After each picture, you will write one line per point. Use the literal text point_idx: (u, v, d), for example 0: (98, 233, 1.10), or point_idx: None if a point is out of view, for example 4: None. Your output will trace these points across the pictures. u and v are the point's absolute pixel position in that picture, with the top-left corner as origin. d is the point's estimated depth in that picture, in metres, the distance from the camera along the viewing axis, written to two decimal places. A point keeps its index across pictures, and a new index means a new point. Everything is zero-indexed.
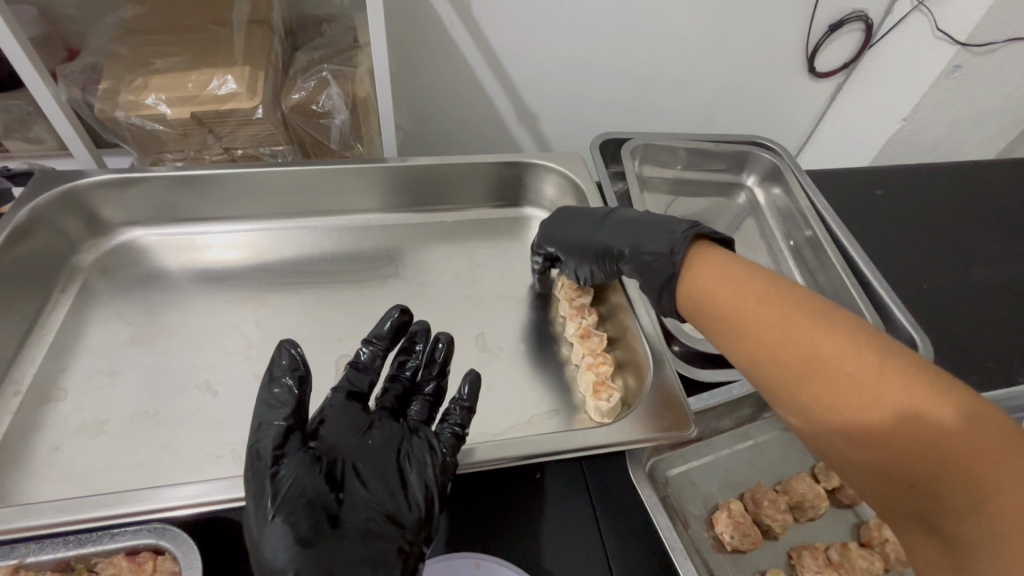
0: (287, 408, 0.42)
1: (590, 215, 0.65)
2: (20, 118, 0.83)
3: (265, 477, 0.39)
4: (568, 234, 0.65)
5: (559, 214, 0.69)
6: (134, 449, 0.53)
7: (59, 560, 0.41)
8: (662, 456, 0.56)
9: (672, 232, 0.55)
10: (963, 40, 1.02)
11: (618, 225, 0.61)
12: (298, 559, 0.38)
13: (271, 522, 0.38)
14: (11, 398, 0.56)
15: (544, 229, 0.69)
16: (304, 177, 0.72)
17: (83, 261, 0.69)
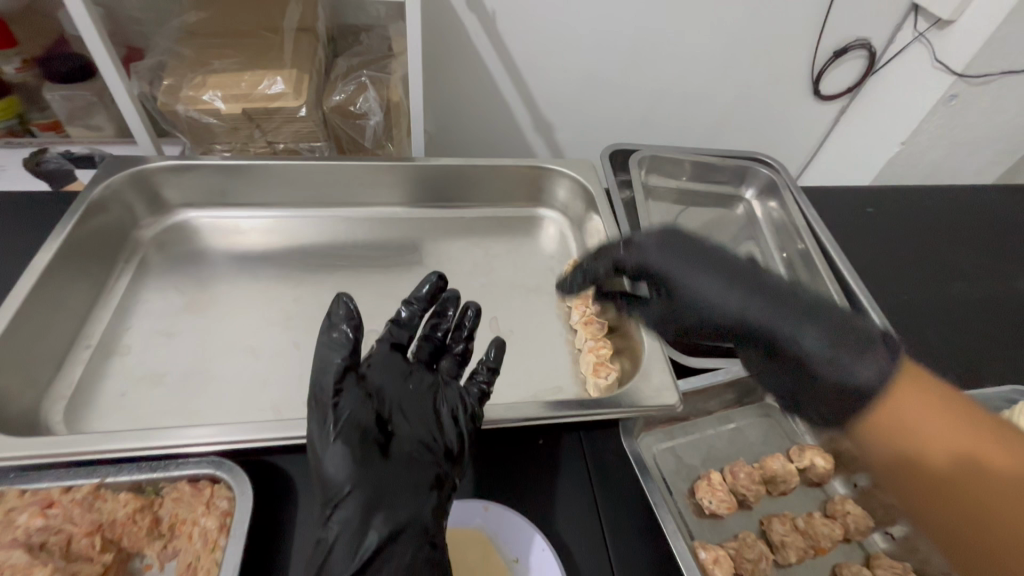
0: (346, 350, 0.49)
1: (723, 267, 0.56)
2: (84, 107, 0.94)
3: (328, 405, 0.46)
4: (688, 278, 0.56)
5: (671, 237, 0.59)
6: (190, 399, 0.61)
7: (134, 482, 0.48)
8: (650, 430, 0.63)
9: (862, 336, 0.48)
10: (960, 71, 1.07)
11: (770, 295, 0.53)
12: (354, 476, 0.45)
13: (331, 444, 0.45)
14: (84, 349, 0.64)
15: (653, 261, 0.58)
16: (340, 171, 0.80)
17: (142, 236, 0.77)
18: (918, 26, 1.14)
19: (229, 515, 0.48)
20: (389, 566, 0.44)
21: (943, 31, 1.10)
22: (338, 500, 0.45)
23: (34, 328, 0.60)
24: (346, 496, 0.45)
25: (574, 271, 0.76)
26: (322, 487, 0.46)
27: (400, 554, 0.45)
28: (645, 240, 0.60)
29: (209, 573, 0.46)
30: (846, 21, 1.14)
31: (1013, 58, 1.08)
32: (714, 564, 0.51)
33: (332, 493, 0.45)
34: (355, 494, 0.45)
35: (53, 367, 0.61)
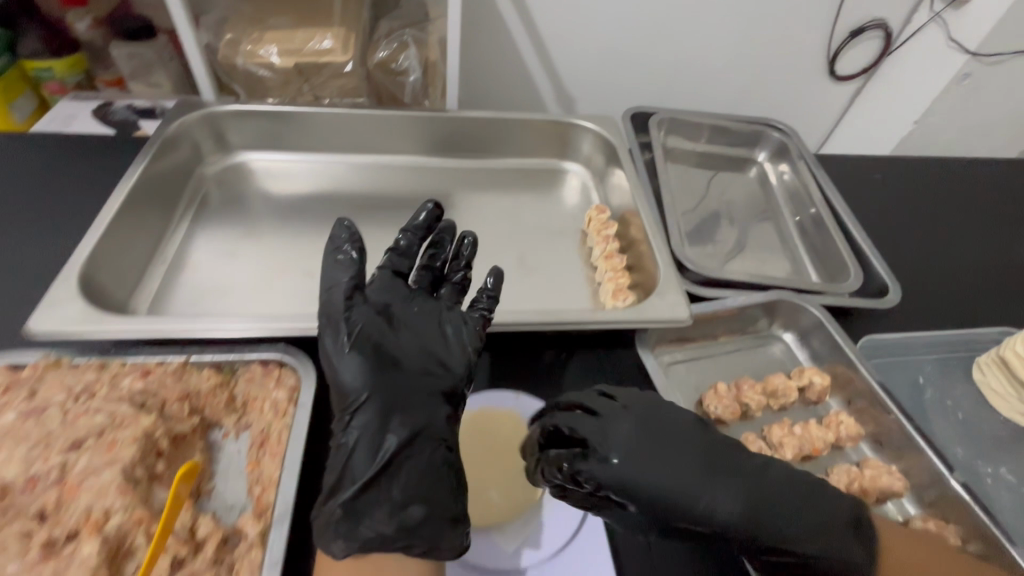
0: (353, 274, 0.54)
1: (709, 474, 0.47)
2: (145, 65, 0.97)
3: (340, 320, 0.52)
4: (664, 486, 0.46)
5: (644, 417, 0.50)
6: (255, 304, 0.69)
7: (214, 363, 0.56)
8: (664, 349, 0.70)
9: (837, 502, 0.48)
10: (973, 49, 1.11)
11: (743, 470, 0.48)
12: (368, 384, 0.49)
13: (344, 354, 0.50)
14: (160, 264, 0.72)
15: (624, 447, 0.48)
16: (383, 120, 0.88)
17: (207, 171, 0.86)
18: (933, 7, 1.17)
19: (297, 391, 0.56)
20: (410, 463, 0.47)
21: (959, 11, 1.13)
22: (355, 406, 0.49)
23: (120, 240, 0.67)
24: (363, 401, 0.48)
25: (596, 215, 0.82)
26: (339, 396, 0.50)
27: (416, 453, 0.48)
28: (614, 410, 0.51)
29: (281, 434, 0.53)
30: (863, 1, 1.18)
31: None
32: None
33: (351, 399, 0.49)
34: (370, 399, 0.49)
35: (136, 277, 0.69)
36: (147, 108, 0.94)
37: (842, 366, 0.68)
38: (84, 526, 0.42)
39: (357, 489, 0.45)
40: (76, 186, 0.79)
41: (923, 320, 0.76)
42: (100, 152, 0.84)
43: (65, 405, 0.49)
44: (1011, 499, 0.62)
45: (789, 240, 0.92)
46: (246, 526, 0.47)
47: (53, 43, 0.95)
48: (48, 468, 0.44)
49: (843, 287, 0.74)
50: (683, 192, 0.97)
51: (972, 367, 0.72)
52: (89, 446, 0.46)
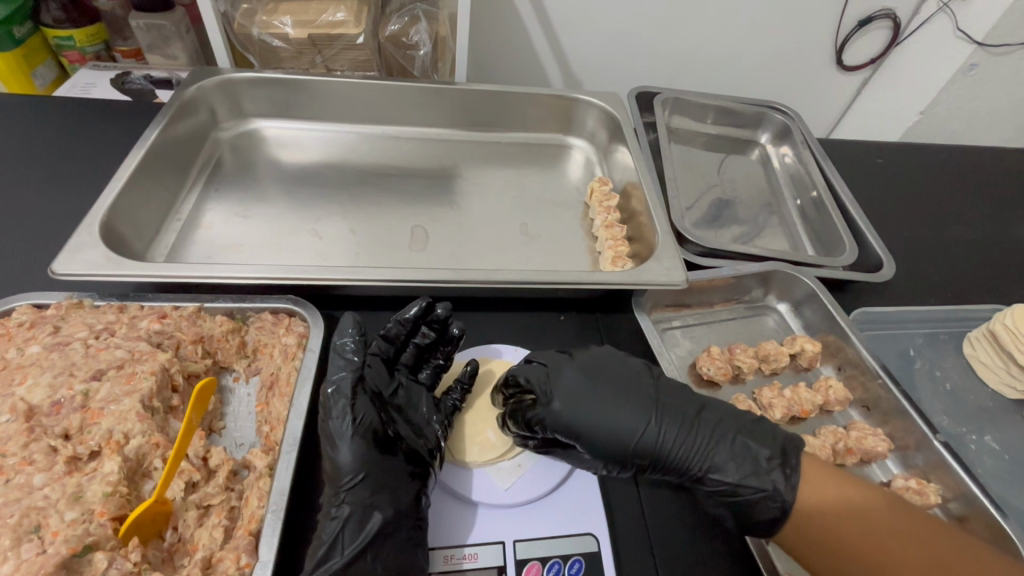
0: (353, 365, 0.53)
1: (641, 420, 0.53)
2: (162, 37, 0.97)
3: (346, 403, 0.51)
4: (595, 427, 0.52)
5: (586, 368, 0.56)
6: (268, 259, 0.73)
7: (227, 309, 0.59)
8: (660, 314, 0.72)
9: (775, 439, 0.52)
10: (980, 40, 1.08)
11: (675, 413, 0.53)
12: (365, 466, 0.49)
13: (346, 436, 0.50)
14: (176, 222, 0.75)
15: (562, 393, 0.54)
16: (393, 92, 0.90)
17: (221, 136, 0.89)
18: None
19: (306, 336, 0.58)
20: (388, 544, 0.46)
21: (967, 1, 1.10)
22: (349, 486, 0.48)
23: (138, 195, 0.70)
24: (358, 481, 0.48)
25: (598, 186, 0.84)
26: (334, 476, 0.49)
27: (398, 530, 0.47)
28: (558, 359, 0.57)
29: (290, 375, 0.55)
30: None
31: None
32: None
33: (344, 480, 0.48)
34: (365, 481, 0.48)
35: (153, 230, 0.72)
36: (163, 78, 0.95)
37: (833, 335, 0.70)
38: (105, 446, 0.44)
39: (344, 562, 0.45)
40: (97, 147, 0.82)
41: (911, 297, 0.78)
42: (120, 116, 0.87)
43: (87, 340, 0.52)
44: (993, 463, 0.65)
45: (787, 218, 0.94)
46: (255, 460, 0.49)
47: (72, 13, 0.95)
48: (72, 395, 0.47)
49: (839, 261, 0.76)
50: (685, 170, 0.98)
51: (962, 342, 0.75)
52: (110, 377, 0.49)
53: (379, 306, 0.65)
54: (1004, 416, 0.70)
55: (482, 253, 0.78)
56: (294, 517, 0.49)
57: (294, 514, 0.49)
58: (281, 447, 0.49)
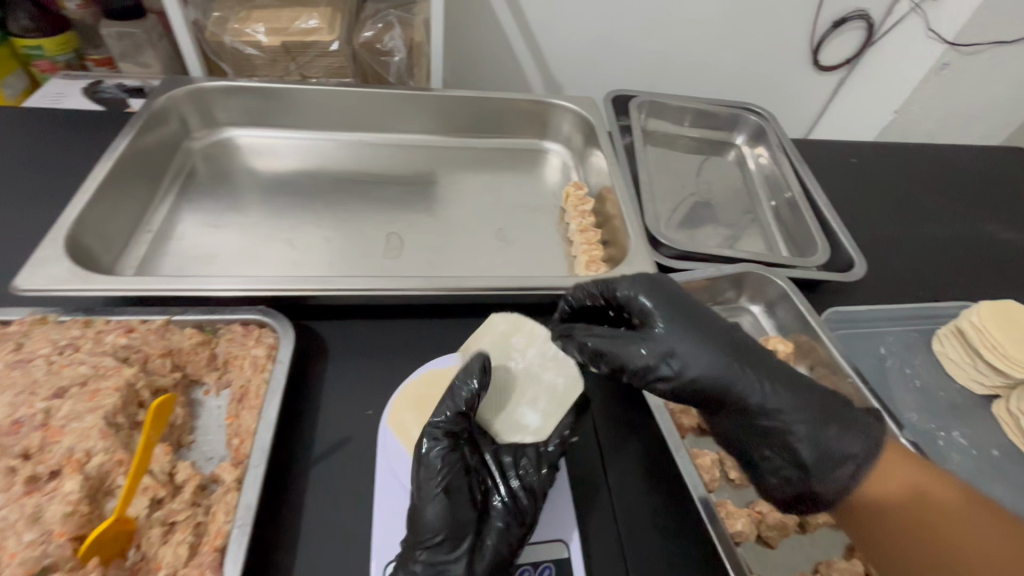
0: (457, 420, 0.51)
1: (719, 348, 0.51)
2: (134, 45, 0.96)
3: (432, 459, 0.49)
4: (684, 347, 0.51)
5: (659, 289, 0.56)
6: (241, 269, 0.72)
7: (196, 321, 0.58)
8: None
9: (858, 424, 0.50)
10: (951, 40, 1.09)
11: (732, 377, 0.51)
12: (448, 526, 0.46)
13: (434, 493, 0.47)
14: (146, 234, 0.75)
15: (653, 316, 0.53)
16: (367, 99, 0.90)
17: (193, 146, 0.89)
18: None
19: (276, 348, 0.57)
20: None
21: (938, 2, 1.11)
22: (428, 545, 0.45)
23: (107, 208, 0.70)
24: (437, 541, 0.45)
25: (574, 190, 0.85)
26: (413, 532, 0.46)
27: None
28: (643, 281, 0.56)
29: (259, 388, 0.54)
30: None
31: (1005, 28, 1.09)
32: (681, 414, 0.62)
33: (425, 539, 0.45)
34: (445, 544, 0.46)
35: (121, 243, 0.72)
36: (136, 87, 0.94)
37: (805, 335, 0.70)
38: (66, 465, 0.44)
39: None
40: (66, 159, 0.81)
41: (882, 296, 0.79)
42: (91, 127, 0.86)
43: (50, 357, 0.51)
44: (961, 459, 0.66)
45: (762, 219, 0.95)
46: (224, 474, 0.49)
47: (42, 21, 0.94)
48: (33, 413, 0.47)
49: (810, 261, 0.77)
50: (661, 172, 0.99)
51: (931, 339, 0.76)
52: (73, 394, 0.48)
53: (352, 315, 0.65)
54: (973, 411, 0.71)
55: (458, 259, 0.78)
56: (262, 529, 0.49)
57: (262, 527, 0.49)
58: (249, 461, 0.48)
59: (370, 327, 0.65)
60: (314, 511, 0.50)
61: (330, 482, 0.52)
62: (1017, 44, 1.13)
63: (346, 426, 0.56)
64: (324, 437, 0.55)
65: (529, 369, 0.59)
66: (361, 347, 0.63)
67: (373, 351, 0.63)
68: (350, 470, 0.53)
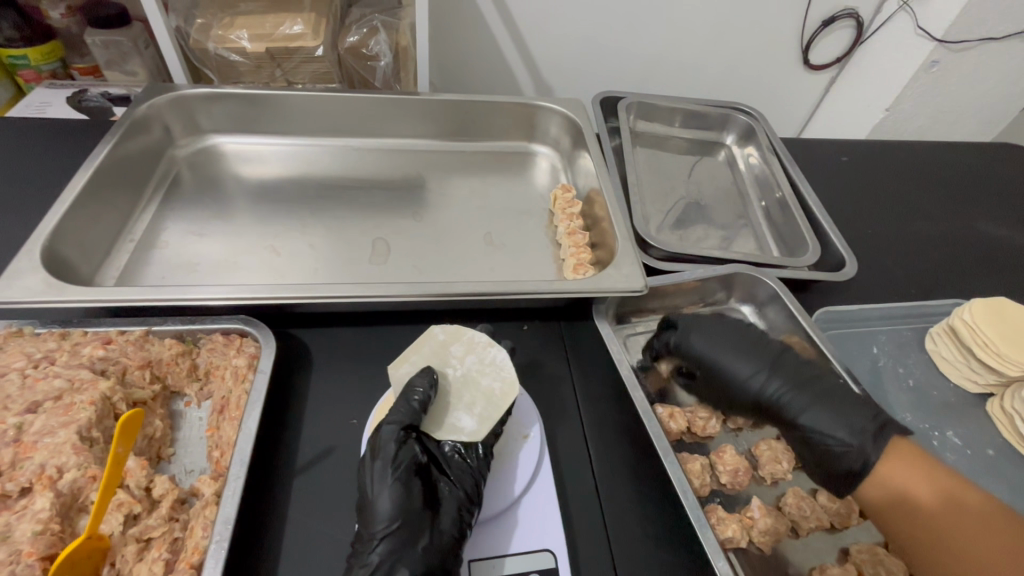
0: (412, 412, 0.51)
1: (777, 374, 0.61)
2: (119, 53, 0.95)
3: (390, 450, 0.49)
4: (724, 384, 0.62)
5: (714, 329, 0.65)
6: (224, 277, 0.71)
7: (176, 332, 0.57)
8: (624, 321, 0.72)
9: (856, 412, 0.57)
10: (940, 37, 1.08)
11: (798, 382, 0.60)
12: (399, 514, 0.45)
13: (386, 481, 0.47)
14: (128, 243, 0.74)
15: (699, 352, 0.63)
16: (353, 104, 0.89)
17: (178, 154, 0.88)
18: None
19: (257, 357, 0.56)
20: None
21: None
22: (383, 535, 0.44)
23: (86, 218, 0.69)
24: (391, 531, 0.44)
25: (562, 193, 0.84)
26: (369, 523, 0.45)
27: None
28: (691, 326, 0.65)
29: (240, 399, 0.53)
30: None
31: (994, 25, 1.08)
32: (670, 418, 0.60)
33: (377, 529, 0.45)
34: (397, 534, 0.44)
35: (102, 252, 0.71)
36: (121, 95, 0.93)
37: (797, 336, 0.69)
38: (36, 482, 0.43)
39: None
40: (49, 169, 0.80)
41: (874, 295, 0.79)
42: (74, 136, 0.85)
43: (24, 371, 0.50)
44: (956, 459, 0.65)
45: (753, 219, 0.94)
46: (203, 488, 0.48)
47: (25, 30, 0.93)
48: (4, 429, 0.46)
49: (801, 261, 0.76)
50: (651, 173, 0.98)
51: (924, 338, 0.76)
52: (46, 409, 0.48)
53: (337, 322, 0.64)
54: (966, 410, 0.70)
55: (445, 264, 0.77)
56: (241, 544, 0.48)
57: (241, 541, 0.48)
58: (227, 474, 0.47)
59: (355, 335, 0.64)
60: (296, 524, 0.49)
61: (313, 494, 0.51)
62: (1006, 40, 1.12)
63: (330, 437, 0.55)
64: (307, 448, 0.54)
65: (466, 374, 0.56)
66: (346, 355, 0.62)
67: (358, 359, 0.62)
68: (334, 481, 0.52)
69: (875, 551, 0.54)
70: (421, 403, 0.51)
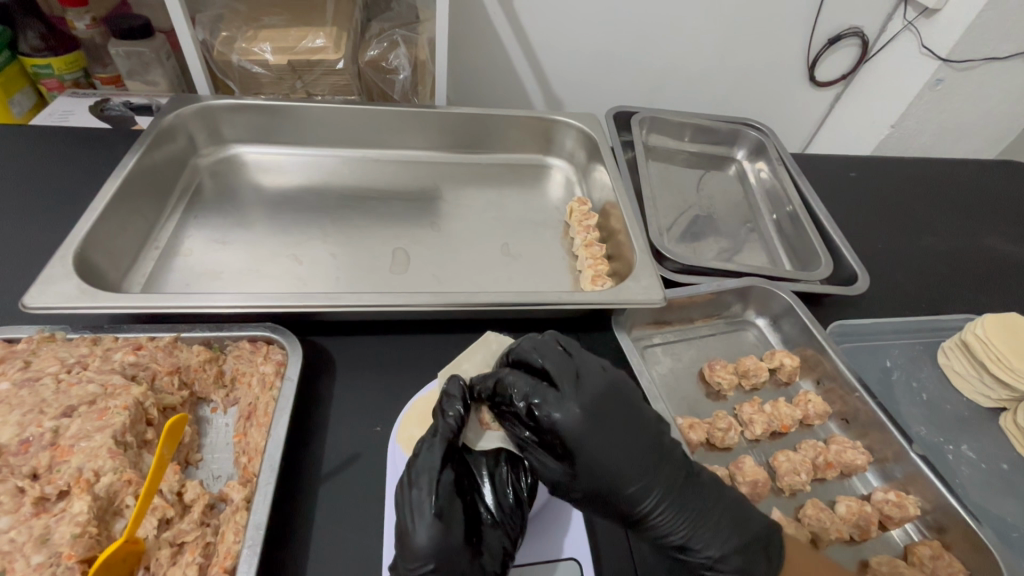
0: (450, 434, 0.50)
1: (655, 478, 0.48)
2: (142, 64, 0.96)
3: (431, 477, 0.47)
4: (593, 480, 0.47)
5: (601, 403, 0.49)
6: (247, 285, 0.72)
7: (204, 339, 0.57)
8: (642, 332, 0.73)
9: (736, 522, 0.48)
10: (944, 56, 1.10)
11: (682, 492, 0.48)
12: (444, 547, 0.44)
13: (428, 512, 0.45)
14: (154, 249, 0.75)
15: (575, 438, 0.48)
16: (371, 116, 0.91)
17: (201, 162, 0.89)
18: (907, 16, 1.17)
19: (284, 365, 0.57)
20: None
21: (931, 20, 1.13)
22: (423, 568, 0.44)
23: (114, 226, 0.70)
24: (433, 564, 0.44)
25: (578, 206, 0.86)
26: (405, 555, 0.44)
27: None
28: (570, 393, 0.49)
29: (268, 406, 0.54)
30: (842, 9, 1.20)
31: (997, 45, 1.10)
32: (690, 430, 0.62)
33: (417, 564, 0.44)
34: (440, 569, 0.44)
35: (129, 259, 0.72)
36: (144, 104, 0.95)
37: (811, 349, 0.70)
38: (74, 485, 0.44)
39: None
40: (74, 177, 0.81)
41: (886, 308, 0.80)
42: (99, 145, 0.87)
43: (58, 375, 0.51)
44: (969, 472, 0.66)
45: (764, 232, 0.95)
46: (232, 493, 0.48)
47: (51, 40, 0.94)
48: (41, 432, 0.47)
49: (814, 275, 0.77)
50: (663, 186, 1.00)
51: (936, 352, 0.77)
52: (81, 413, 0.49)
53: (361, 330, 0.65)
54: (978, 424, 0.71)
55: (463, 275, 0.78)
56: (270, 549, 0.48)
57: (270, 547, 0.48)
58: (258, 479, 0.48)
59: (378, 343, 0.65)
60: (325, 528, 0.50)
61: (341, 500, 0.52)
62: (1009, 60, 1.14)
63: (356, 443, 0.56)
64: (333, 454, 0.55)
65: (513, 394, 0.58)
66: (370, 364, 0.63)
67: (382, 367, 0.63)
68: (360, 488, 0.53)
69: (894, 563, 0.55)
70: (457, 417, 0.51)
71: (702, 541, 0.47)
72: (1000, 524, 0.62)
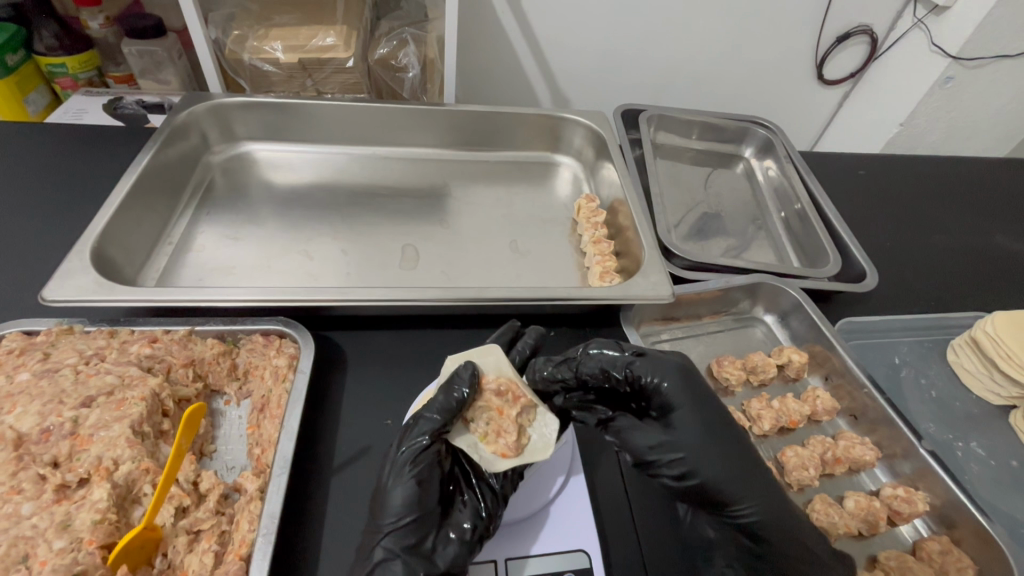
0: (447, 412, 0.50)
1: (746, 464, 0.49)
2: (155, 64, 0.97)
3: (418, 445, 0.49)
4: (690, 450, 0.49)
5: (690, 377, 0.52)
6: (257, 279, 0.73)
7: (218, 332, 0.58)
8: (651, 328, 0.74)
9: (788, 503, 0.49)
10: (954, 54, 1.10)
11: (749, 475, 0.49)
12: (413, 509, 0.47)
13: (405, 478, 0.48)
14: (167, 245, 0.76)
15: (674, 400, 0.51)
16: (381, 115, 0.91)
17: (212, 160, 0.90)
18: (916, 13, 1.17)
19: (297, 358, 0.57)
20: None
21: (941, 18, 1.12)
22: (390, 528, 0.46)
23: (129, 220, 0.71)
24: (400, 525, 0.46)
25: (586, 203, 0.86)
26: (378, 514, 0.47)
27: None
28: (665, 363, 0.52)
29: (280, 398, 0.54)
30: (851, 7, 1.19)
31: (1008, 42, 1.10)
32: None
33: (386, 524, 0.46)
34: (407, 529, 0.46)
35: (143, 254, 0.73)
36: (156, 102, 0.96)
37: (820, 346, 0.70)
38: (94, 473, 0.45)
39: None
40: (89, 174, 0.82)
41: (896, 306, 0.79)
42: (113, 143, 0.88)
43: (76, 366, 0.52)
44: (979, 469, 0.66)
45: (772, 230, 0.95)
46: (246, 483, 0.49)
47: (65, 40, 0.95)
48: (61, 422, 0.48)
49: (823, 271, 0.77)
50: (671, 184, 1.00)
51: (945, 349, 0.77)
52: (99, 403, 0.50)
53: (372, 325, 0.66)
54: (987, 421, 0.71)
55: (472, 271, 0.79)
56: (283, 539, 0.49)
57: (284, 539, 0.49)
58: (271, 470, 0.48)
59: (389, 337, 0.66)
60: (337, 520, 0.51)
61: (353, 491, 0.53)
62: (1021, 57, 1.13)
63: (368, 436, 0.57)
64: (345, 447, 0.56)
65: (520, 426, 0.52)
66: (381, 357, 0.64)
67: (392, 361, 0.63)
68: (371, 480, 0.54)
69: (903, 558, 0.55)
70: (459, 399, 0.50)
71: (761, 519, 0.48)
72: (1010, 521, 0.62)
